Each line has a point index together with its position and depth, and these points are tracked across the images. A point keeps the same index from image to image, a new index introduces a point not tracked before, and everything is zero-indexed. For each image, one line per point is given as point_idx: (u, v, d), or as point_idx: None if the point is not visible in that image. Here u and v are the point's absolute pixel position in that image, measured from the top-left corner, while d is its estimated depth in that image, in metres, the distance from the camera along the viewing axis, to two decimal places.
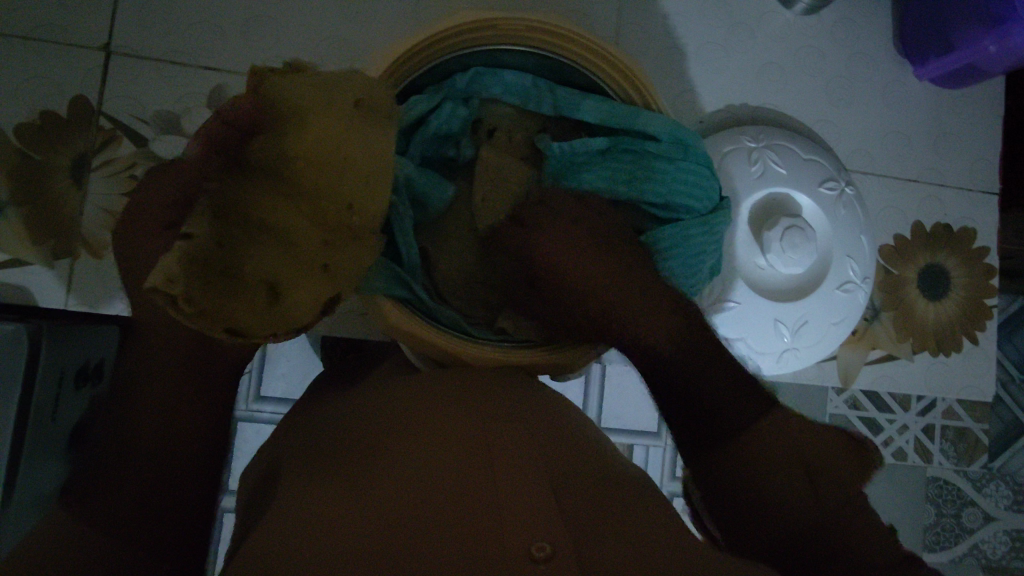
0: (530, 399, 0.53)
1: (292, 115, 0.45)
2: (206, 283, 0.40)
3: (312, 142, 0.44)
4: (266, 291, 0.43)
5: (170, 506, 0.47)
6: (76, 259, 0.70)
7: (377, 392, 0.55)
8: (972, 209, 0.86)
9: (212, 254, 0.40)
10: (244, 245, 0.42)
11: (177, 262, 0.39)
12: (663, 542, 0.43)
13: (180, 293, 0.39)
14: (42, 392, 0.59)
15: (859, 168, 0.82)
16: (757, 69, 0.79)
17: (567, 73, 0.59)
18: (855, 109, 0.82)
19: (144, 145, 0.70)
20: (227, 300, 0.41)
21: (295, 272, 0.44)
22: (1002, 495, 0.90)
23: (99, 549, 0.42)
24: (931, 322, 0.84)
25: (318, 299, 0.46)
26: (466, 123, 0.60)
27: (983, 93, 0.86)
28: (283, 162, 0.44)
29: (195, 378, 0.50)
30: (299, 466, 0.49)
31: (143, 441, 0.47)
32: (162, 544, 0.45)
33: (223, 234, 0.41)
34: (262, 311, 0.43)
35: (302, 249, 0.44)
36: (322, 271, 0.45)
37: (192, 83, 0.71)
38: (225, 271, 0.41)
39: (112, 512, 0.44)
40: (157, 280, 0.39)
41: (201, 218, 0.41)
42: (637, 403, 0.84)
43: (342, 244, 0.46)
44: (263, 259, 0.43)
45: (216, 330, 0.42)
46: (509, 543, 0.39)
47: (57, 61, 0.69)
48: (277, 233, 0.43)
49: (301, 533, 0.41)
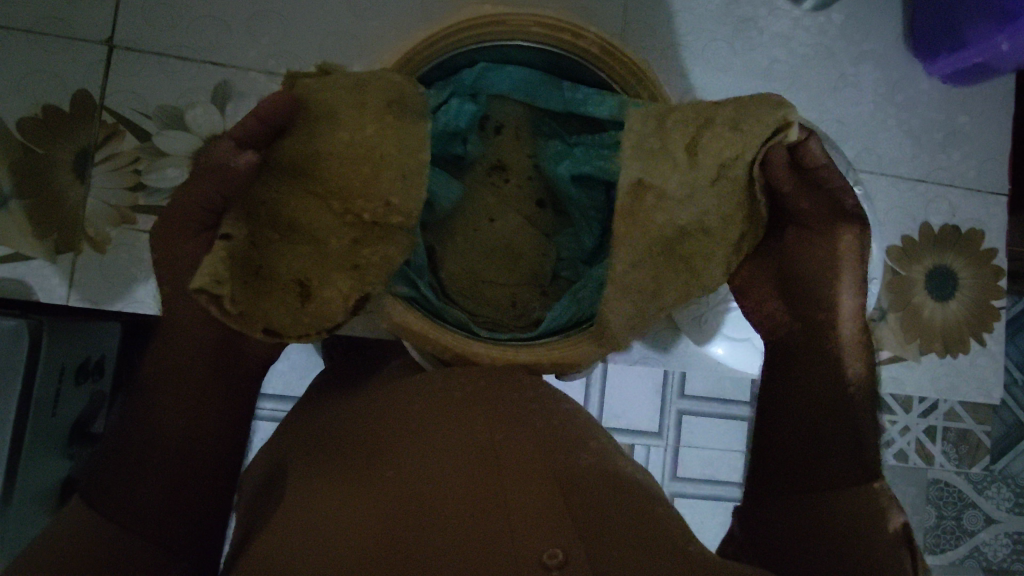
0: (540, 399, 0.53)
1: (326, 117, 0.47)
2: (244, 285, 0.43)
3: (345, 144, 0.46)
4: (298, 288, 0.46)
5: (192, 506, 0.47)
6: (78, 253, 0.69)
7: (384, 391, 0.55)
8: (981, 210, 0.85)
9: (246, 255, 0.44)
10: (274, 247, 0.46)
11: (222, 260, 0.41)
12: (678, 550, 0.43)
13: (225, 294, 0.40)
14: (43, 387, 0.60)
15: (867, 168, 0.82)
16: (764, 67, 0.79)
17: (579, 71, 0.58)
18: (863, 109, 0.82)
19: (147, 139, 0.70)
20: (262, 300, 0.44)
21: (326, 271, 0.47)
22: (1004, 498, 0.90)
23: (113, 546, 0.43)
24: (938, 324, 0.84)
25: (348, 296, 0.47)
26: (473, 120, 0.60)
27: (994, 92, 0.85)
28: (307, 162, 0.47)
29: (219, 379, 0.49)
30: (306, 463, 0.49)
31: (166, 442, 0.47)
32: (180, 544, 0.46)
33: (257, 237, 0.46)
34: (296, 310, 0.45)
35: (332, 250, 0.47)
36: (352, 270, 0.47)
37: (196, 77, 0.70)
38: (260, 271, 0.45)
39: (130, 510, 0.44)
40: (205, 280, 0.39)
41: (236, 223, 0.45)
42: (638, 403, 0.83)
43: (371, 240, 0.48)
44: (294, 259, 0.46)
45: (255, 331, 0.44)
46: (522, 547, 0.39)
47: (59, 54, 0.69)
48: (305, 234, 0.47)
49: (314, 536, 0.42)
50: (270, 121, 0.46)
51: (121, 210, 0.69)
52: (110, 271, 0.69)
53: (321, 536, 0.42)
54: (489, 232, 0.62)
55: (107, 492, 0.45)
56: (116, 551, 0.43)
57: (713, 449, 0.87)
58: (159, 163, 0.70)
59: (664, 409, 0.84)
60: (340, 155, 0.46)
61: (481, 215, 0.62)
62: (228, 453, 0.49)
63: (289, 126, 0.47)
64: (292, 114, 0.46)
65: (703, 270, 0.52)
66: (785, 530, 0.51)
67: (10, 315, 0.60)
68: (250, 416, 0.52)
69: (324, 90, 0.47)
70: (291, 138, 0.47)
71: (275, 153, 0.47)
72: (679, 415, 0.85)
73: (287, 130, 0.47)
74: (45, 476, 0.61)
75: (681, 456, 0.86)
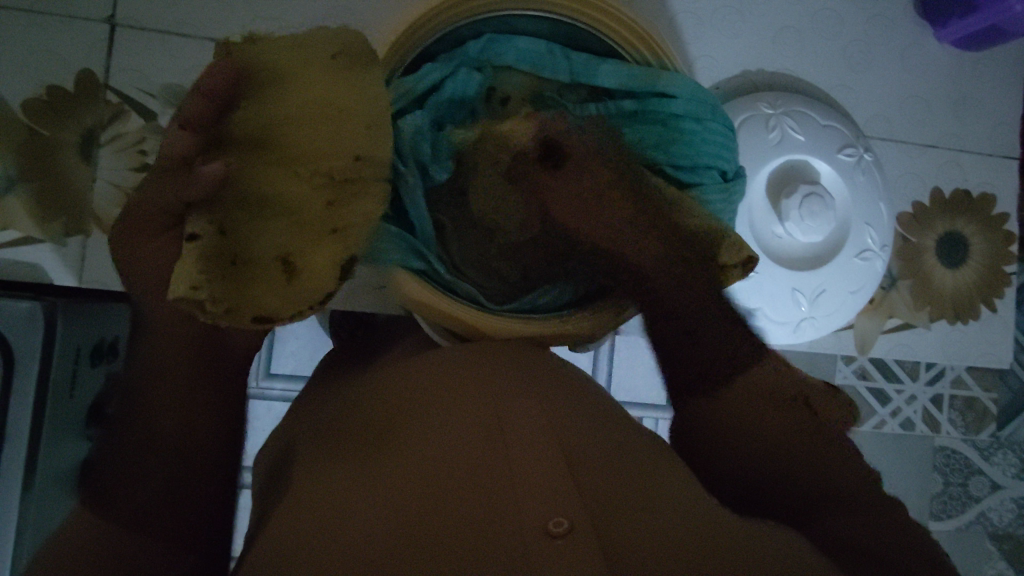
0: (551, 372, 0.53)
1: (274, 82, 0.46)
2: (223, 277, 0.44)
3: (304, 105, 0.46)
4: (282, 266, 0.45)
5: (191, 493, 0.46)
6: (89, 236, 0.69)
7: (391, 368, 0.55)
8: (991, 175, 0.85)
9: (219, 249, 0.44)
10: (248, 229, 0.45)
11: (195, 265, 0.43)
12: (692, 531, 0.44)
13: (205, 298, 0.43)
14: (59, 371, 0.60)
15: (877, 134, 0.81)
16: (772, 34, 0.77)
17: (585, 39, 0.58)
18: (873, 74, 0.81)
19: (153, 119, 0.69)
20: (248, 286, 0.45)
21: (310, 240, 0.46)
22: (1010, 464, 0.91)
23: (122, 541, 0.43)
24: (948, 289, 0.84)
25: (335, 264, 0.46)
26: (480, 90, 0.58)
27: (1004, 56, 0.84)
28: (264, 132, 0.46)
29: (206, 373, 0.49)
30: (316, 443, 0.50)
31: (161, 431, 0.47)
32: (188, 534, 0.45)
33: (225, 224, 0.45)
34: (281, 288, 0.45)
35: (308, 215, 0.46)
36: (332, 234, 0.46)
37: (199, 55, 0.69)
38: (236, 259, 0.45)
39: (137, 506, 0.44)
40: (181, 290, 0.43)
41: (201, 217, 0.45)
42: (646, 376, 0.84)
43: (346, 200, 0.46)
44: (271, 236, 0.45)
45: (245, 320, 0.45)
46: (527, 519, 0.41)
47: (60, 34, 0.68)
48: (283, 206, 0.46)
49: (323, 518, 0.43)
50: (216, 92, 0.44)
51: (129, 191, 0.69)
52: None
53: (332, 523, 0.42)
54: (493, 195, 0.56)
55: (109, 493, 0.44)
56: (123, 546, 0.43)
57: None
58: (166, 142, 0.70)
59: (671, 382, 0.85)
60: (295, 120, 0.46)
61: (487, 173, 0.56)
62: (224, 434, 0.50)
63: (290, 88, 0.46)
64: (238, 81, 0.45)
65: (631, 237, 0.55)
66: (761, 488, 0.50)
67: (25, 297, 0.60)
68: (234, 399, 0.51)
69: (277, 55, 0.47)
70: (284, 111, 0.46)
71: (230, 124, 0.46)
72: None
73: (234, 103, 0.45)
74: None
75: None
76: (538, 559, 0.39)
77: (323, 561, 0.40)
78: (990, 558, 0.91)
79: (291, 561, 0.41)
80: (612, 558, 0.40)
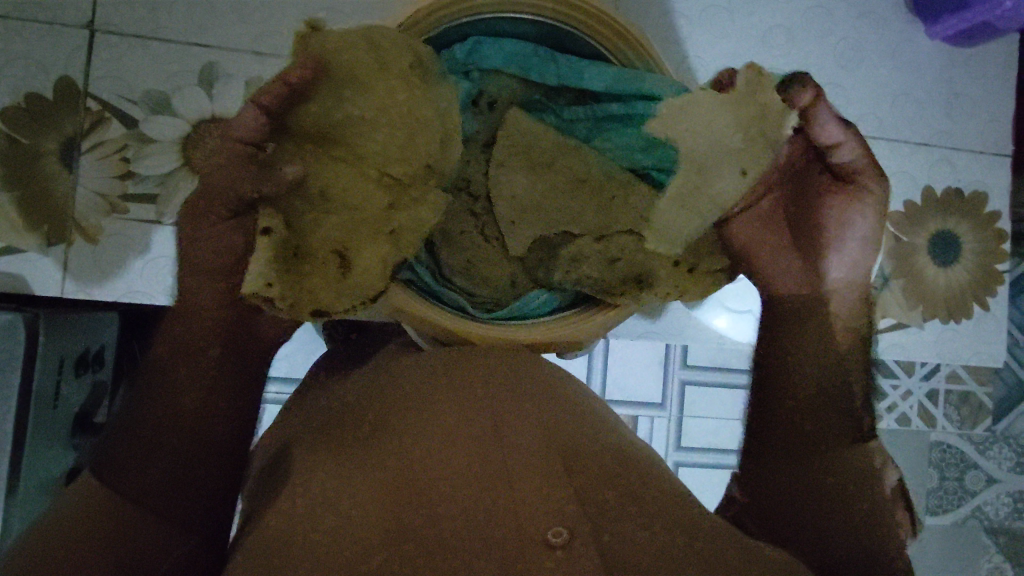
0: (539, 375, 0.53)
1: (351, 81, 0.47)
2: (288, 269, 0.47)
3: (375, 107, 0.48)
4: (337, 259, 0.49)
5: (204, 485, 0.45)
6: (71, 244, 0.69)
7: (383, 370, 0.55)
8: (984, 172, 0.84)
9: (287, 240, 0.47)
10: (312, 221, 0.48)
11: (267, 261, 0.46)
12: (681, 525, 0.44)
13: (275, 295, 0.47)
14: (43, 378, 0.59)
15: (869, 133, 0.81)
16: (761, 33, 0.77)
17: (573, 41, 0.55)
18: (864, 72, 0.80)
19: (134, 126, 0.69)
20: (307, 277, 0.48)
21: (361, 236, 0.50)
22: (1005, 458, 0.91)
23: (125, 520, 0.43)
24: (941, 287, 0.83)
25: (380, 259, 0.50)
26: (468, 97, 0.55)
27: (996, 52, 0.84)
28: (329, 127, 0.48)
29: (229, 365, 0.48)
30: (310, 438, 0.49)
31: (180, 416, 0.45)
32: (194, 521, 0.45)
33: (290, 215, 0.48)
34: (334, 281, 0.49)
35: (365, 212, 0.50)
36: (388, 235, 0.50)
37: (181, 61, 0.68)
38: (297, 251, 0.48)
39: (144, 486, 0.44)
40: (256, 284, 0.46)
41: (272, 212, 0.47)
42: (642, 375, 0.85)
43: (403, 204, 0.51)
44: (329, 227, 0.49)
45: (304, 313, 0.48)
46: (523, 528, 0.40)
47: (38, 41, 0.67)
48: (337, 201, 0.49)
49: (312, 517, 0.42)
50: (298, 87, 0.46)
51: (113, 199, 0.69)
52: (102, 261, 0.69)
53: (322, 522, 0.42)
54: (710, 184, 0.53)
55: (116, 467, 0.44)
56: (126, 523, 0.43)
57: (717, 418, 0.88)
58: (147, 150, 0.69)
59: (666, 380, 0.86)
60: (362, 121, 0.48)
61: (721, 163, 0.53)
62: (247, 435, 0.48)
63: (308, 93, 0.46)
64: (317, 80, 0.46)
65: (612, 245, 0.56)
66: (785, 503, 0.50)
67: (7, 309, 0.60)
68: (260, 394, 0.50)
69: (349, 54, 0.47)
70: (308, 105, 0.46)
71: (294, 118, 0.46)
72: (681, 385, 0.86)
73: (307, 95, 0.46)
74: (52, 462, 0.62)
75: (683, 426, 0.88)
76: (533, 565, 0.38)
77: (311, 558, 0.40)
78: (984, 551, 0.92)
79: (278, 557, 0.40)
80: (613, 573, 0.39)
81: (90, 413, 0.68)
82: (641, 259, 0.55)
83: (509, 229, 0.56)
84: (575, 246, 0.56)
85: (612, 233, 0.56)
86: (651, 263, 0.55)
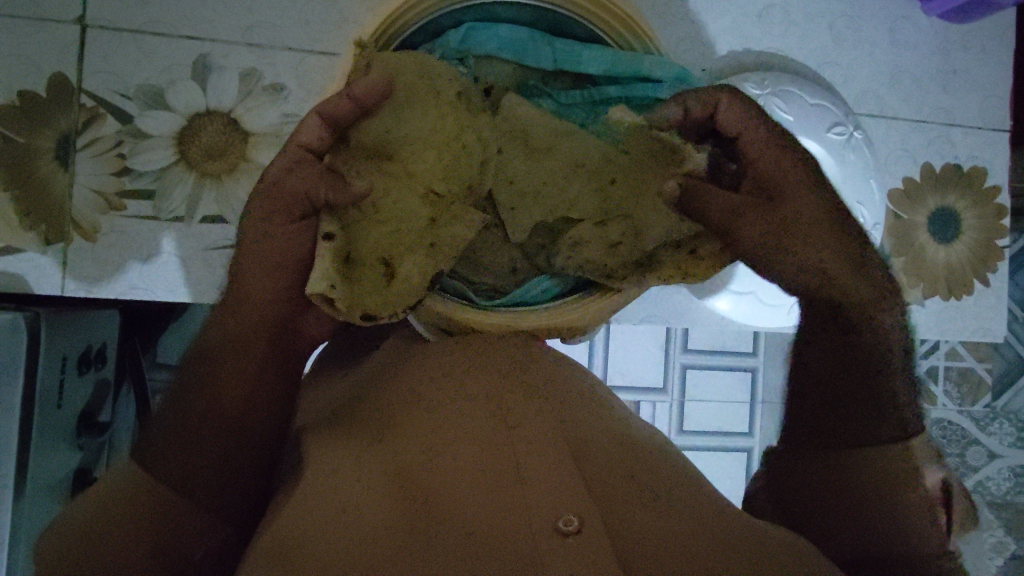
0: (551, 363, 0.54)
1: (412, 101, 0.49)
2: (344, 276, 0.47)
3: (428, 126, 0.50)
4: (383, 268, 0.49)
5: (241, 472, 0.46)
6: (69, 243, 0.68)
7: (395, 356, 0.55)
8: (983, 148, 0.84)
9: (346, 248, 0.48)
10: (363, 232, 0.49)
11: (331, 265, 0.46)
12: (693, 508, 0.44)
13: (338, 298, 0.46)
14: (46, 381, 0.61)
15: (867, 110, 0.80)
16: (757, 12, 0.76)
17: (568, 25, 0.54)
18: (862, 50, 0.80)
19: (130, 122, 0.68)
20: (357, 283, 0.48)
21: (407, 249, 0.50)
22: (1006, 434, 0.93)
23: (165, 507, 0.44)
24: (942, 264, 0.83)
25: (425, 271, 0.50)
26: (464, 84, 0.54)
27: (994, 26, 0.83)
28: (390, 140, 0.49)
29: (274, 357, 0.48)
30: (324, 426, 0.49)
31: (223, 410, 0.46)
32: (229, 502, 0.45)
33: (347, 222, 0.48)
34: (382, 290, 0.49)
35: (412, 228, 0.50)
36: (427, 247, 0.50)
37: (173, 54, 0.68)
38: (349, 257, 0.48)
39: (182, 475, 0.45)
40: (320, 287, 0.45)
41: (334, 220, 0.47)
42: (645, 360, 0.85)
43: (446, 221, 0.51)
44: (377, 239, 0.49)
45: (355, 317, 0.47)
46: (535, 518, 0.40)
47: (29, 38, 0.66)
48: (387, 212, 0.49)
49: (327, 502, 0.43)
50: (363, 100, 0.46)
51: (109, 195, 0.69)
52: (103, 260, 0.69)
53: (338, 507, 0.42)
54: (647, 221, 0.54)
55: (158, 456, 0.45)
56: (173, 513, 0.44)
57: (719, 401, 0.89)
58: (144, 145, 0.69)
59: (669, 364, 0.86)
60: (420, 141, 0.50)
61: (645, 195, 0.54)
62: (282, 428, 0.48)
63: (377, 106, 0.47)
64: (383, 94, 0.47)
65: (613, 229, 0.55)
66: (796, 491, 0.50)
67: (9, 310, 0.60)
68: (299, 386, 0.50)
69: (409, 68, 0.48)
70: (375, 118, 0.48)
71: (356, 131, 0.48)
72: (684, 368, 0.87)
73: (374, 111, 0.47)
74: (59, 461, 0.63)
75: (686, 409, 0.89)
76: (548, 557, 0.38)
77: (326, 543, 0.40)
78: None
79: (294, 544, 0.41)
80: (624, 561, 0.40)
81: (94, 413, 0.70)
82: (638, 249, 0.54)
83: (508, 218, 0.55)
84: (582, 232, 0.55)
85: (611, 219, 0.55)
86: (653, 252, 0.54)
